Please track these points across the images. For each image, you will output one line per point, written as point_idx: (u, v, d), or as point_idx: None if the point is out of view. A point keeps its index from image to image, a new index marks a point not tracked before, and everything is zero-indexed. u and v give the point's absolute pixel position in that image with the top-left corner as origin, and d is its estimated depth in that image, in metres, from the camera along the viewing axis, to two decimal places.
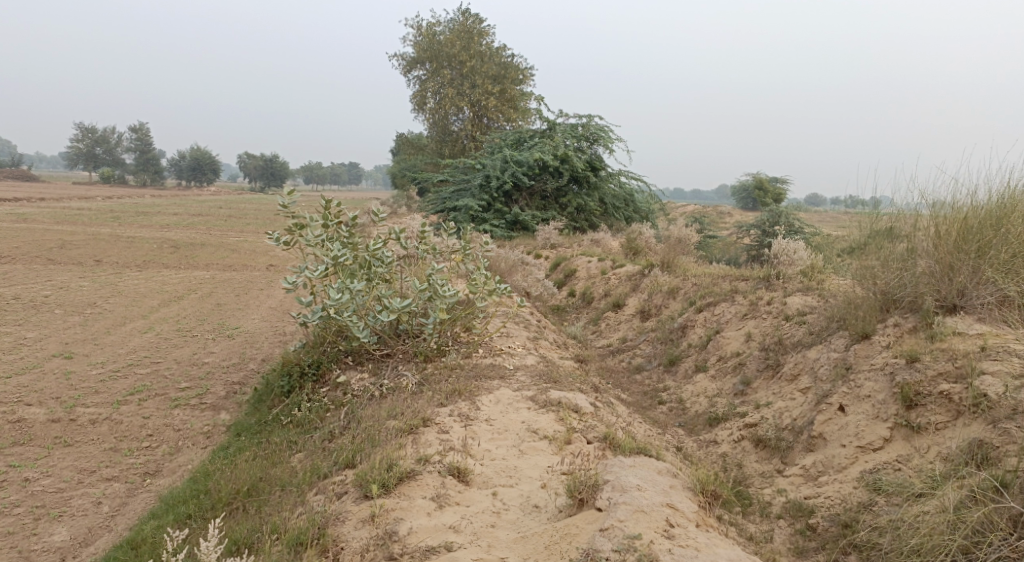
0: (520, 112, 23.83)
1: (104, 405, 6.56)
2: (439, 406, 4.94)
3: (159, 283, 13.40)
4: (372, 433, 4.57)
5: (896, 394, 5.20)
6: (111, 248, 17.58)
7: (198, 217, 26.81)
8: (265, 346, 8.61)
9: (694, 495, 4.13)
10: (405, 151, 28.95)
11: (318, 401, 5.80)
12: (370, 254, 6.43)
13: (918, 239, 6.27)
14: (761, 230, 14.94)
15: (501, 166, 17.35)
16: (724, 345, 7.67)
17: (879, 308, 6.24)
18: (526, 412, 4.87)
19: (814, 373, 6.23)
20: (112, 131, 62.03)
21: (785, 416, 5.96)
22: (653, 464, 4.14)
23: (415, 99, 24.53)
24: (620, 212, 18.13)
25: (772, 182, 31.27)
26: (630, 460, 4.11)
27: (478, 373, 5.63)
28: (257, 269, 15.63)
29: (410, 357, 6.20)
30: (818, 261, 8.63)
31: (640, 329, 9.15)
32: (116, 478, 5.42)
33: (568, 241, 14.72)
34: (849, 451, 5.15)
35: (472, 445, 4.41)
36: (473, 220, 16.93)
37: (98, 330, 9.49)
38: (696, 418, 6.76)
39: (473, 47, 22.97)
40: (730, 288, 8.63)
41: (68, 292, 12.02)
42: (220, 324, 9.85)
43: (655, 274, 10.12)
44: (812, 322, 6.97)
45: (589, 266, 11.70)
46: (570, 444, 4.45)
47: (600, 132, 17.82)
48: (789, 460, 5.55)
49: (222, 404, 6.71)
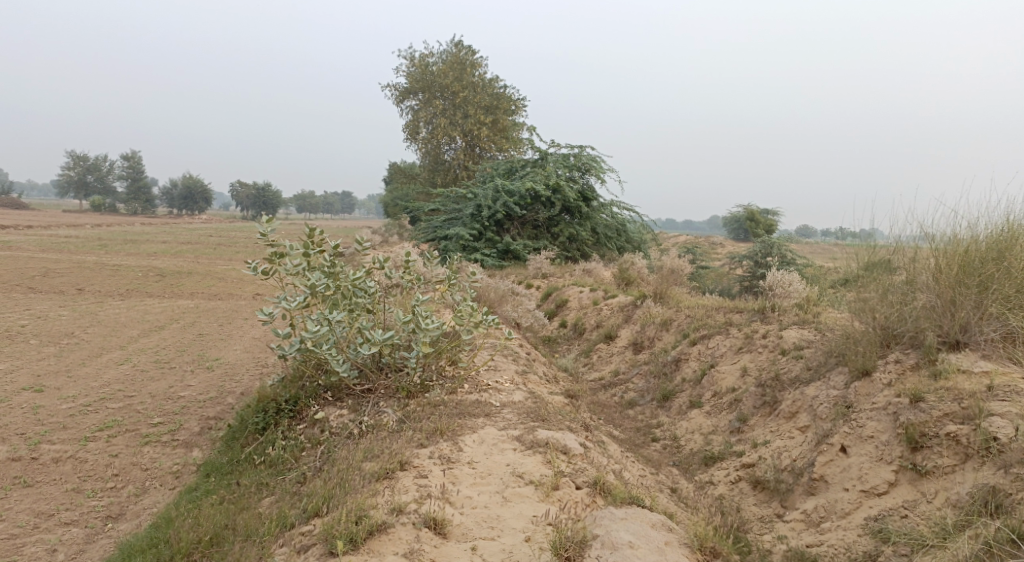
0: (512, 142, 23.83)
1: (70, 442, 6.24)
2: (419, 447, 4.66)
3: (140, 312, 13.07)
4: (345, 478, 4.28)
5: (900, 436, 4.95)
6: (95, 277, 17.26)
7: (187, 246, 26.52)
8: (245, 379, 8.30)
9: (692, 552, 3.85)
10: (397, 180, 28.85)
11: (293, 439, 5.50)
12: (352, 283, 6.18)
13: (918, 273, 6.09)
14: (754, 261, 14.80)
15: (493, 196, 17.21)
16: (719, 380, 7.42)
17: (879, 343, 6.02)
18: (511, 454, 4.59)
19: (813, 411, 5.99)
20: (104, 159, 61.91)
21: (784, 456, 5.70)
22: (647, 517, 3.88)
23: (408, 128, 24.47)
24: (613, 242, 18.00)
25: (764, 213, 31.37)
26: (621, 512, 3.91)
27: (462, 410, 5.35)
28: (243, 298, 15.32)
29: (391, 392, 5.90)
30: (814, 293, 8.45)
31: (633, 361, 8.91)
32: (76, 522, 5.10)
33: (560, 271, 14.52)
34: (853, 496, 4.89)
35: (452, 491, 4.13)
36: (463, 250, 16.71)
37: (73, 361, 9.15)
38: (690, 457, 6.49)
39: (466, 78, 23.00)
40: (724, 320, 8.41)
41: (46, 322, 11.68)
42: (201, 355, 9.53)
43: (647, 305, 9.90)
44: (810, 357, 6.75)
45: (581, 296, 11.47)
46: (557, 490, 4.18)
47: (592, 162, 17.74)
48: (789, 503, 5.28)
49: (195, 440, 6.40)
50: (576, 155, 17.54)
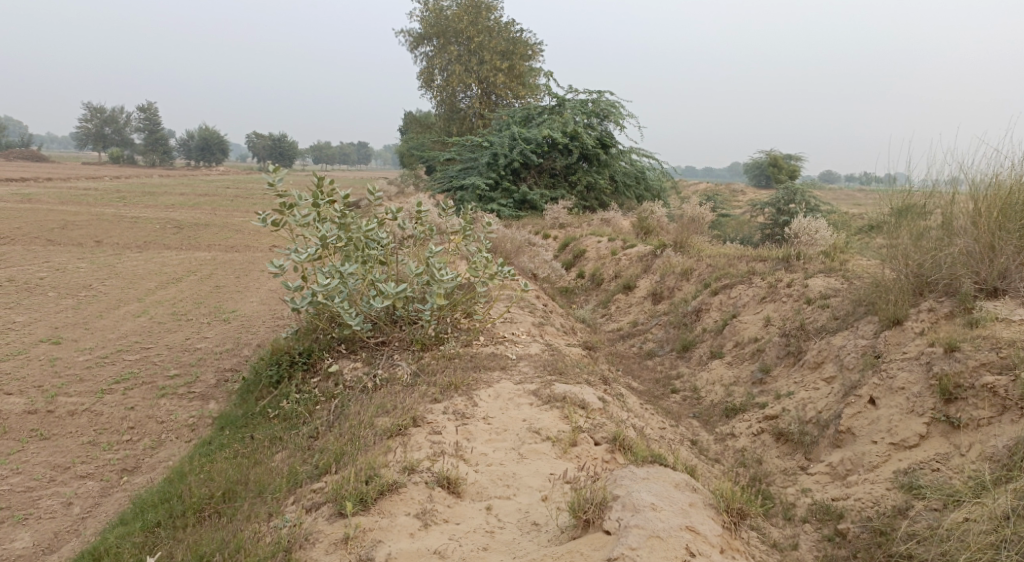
0: (529, 88, 23.26)
1: (88, 394, 6.23)
2: (433, 402, 4.55)
3: (158, 264, 13.04)
4: (356, 434, 4.18)
5: (933, 388, 4.76)
6: (113, 229, 17.28)
7: (205, 198, 26.46)
8: (261, 331, 8.24)
9: (716, 514, 3.73)
10: (413, 129, 28.42)
11: (307, 393, 5.42)
12: (363, 235, 6.03)
13: (955, 217, 5.80)
14: (776, 208, 14.44)
15: (509, 143, 16.86)
16: (741, 330, 7.24)
17: (911, 291, 5.77)
18: (527, 409, 4.47)
19: (839, 361, 5.80)
20: (121, 111, 61.80)
21: (809, 408, 5.54)
22: (670, 477, 3.71)
23: (423, 76, 23.94)
24: (631, 190, 17.65)
25: (786, 158, 30.73)
26: (643, 471, 3.69)
27: (478, 363, 5.23)
28: (259, 249, 15.26)
29: (406, 345, 5.79)
30: (841, 241, 8.16)
31: (652, 312, 8.73)
32: (92, 475, 5.10)
33: (578, 220, 14.25)
34: (881, 449, 4.73)
35: (466, 448, 4.03)
36: (480, 200, 16.46)
37: (90, 313, 9.14)
38: (711, 409, 6.35)
39: (480, 22, 22.35)
40: (747, 269, 8.17)
41: (64, 274, 11.69)
42: (217, 308, 9.49)
43: (667, 255, 9.66)
44: (837, 306, 6.53)
45: (599, 246, 11.25)
46: (575, 446, 4.06)
47: (611, 108, 17.27)
48: (813, 456, 5.14)
49: (211, 393, 6.36)
50: (594, 100, 17.07)
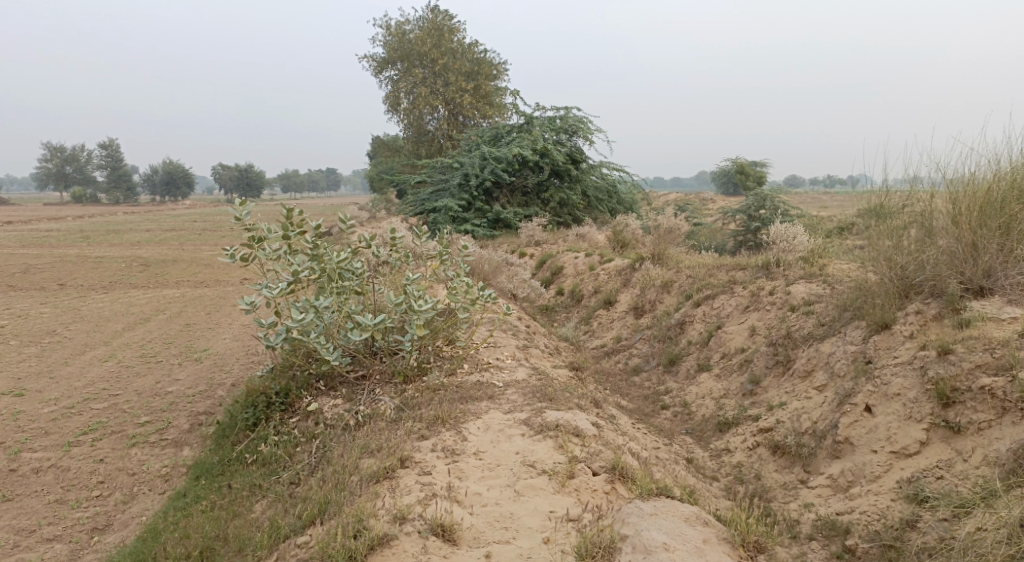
0: (496, 108, 23.26)
1: (53, 449, 5.92)
2: (420, 439, 4.35)
3: (125, 305, 12.66)
4: (341, 480, 3.97)
5: (929, 392, 4.68)
6: (77, 270, 16.81)
7: (172, 232, 25.99)
8: (235, 369, 7.96)
9: (734, 549, 3.74)
10: (381, 154, 28.25)
11: (287, 434, 5.18)
12: (336, 265, 5.82)
13: (935, 217, 5.77)
14: (747, 214, 14.51)
15: (480, 163, 16.75)
16: (727, 341, 7.13)
17: (897, 294, 5.70)
18: (520, 440, 4.29)
19: (830, 368, 5.71)
20: (82, 149, 60.80)
21: (804, 419, 5.42)
22: (679, 509, 3.67)
23: (389, 100, 23.80)
24: (604, 204, 17.62)
25: (752, 165, 31.07)
26: (651, 506, 3.66)
27: (464, 394, 5.03)
28: (230, 283, 14.92)
29: (388, 378, 5.57)
30: (819, 245, 8.13)
31: (635, 327, 8.60)
32: (59, 537, 4.81)
33: (553, 236, 14.17)
34: (882, 458, 4.62)
35: (460, 488, 3.83)
36: (453, 221, 16.28)
37: (55, 361, 8.77)
38: (703, 424, 6.22)
39: (444, 44, 22.30)
40: (728, 279, 8.09)
41: (27, 320, 11.28)
42: (188, 347, 9.18)
43: (646, 268, 9.56)
44: (822, 312, 6.46)
45: (576, 262, 11.14)
46: (573, 478, 3.89)
47: (579, 123, 17.26)
48: (812, 468, 5.02)
49: (185, 438, 6.08)
50: (562, 116, 17.06)
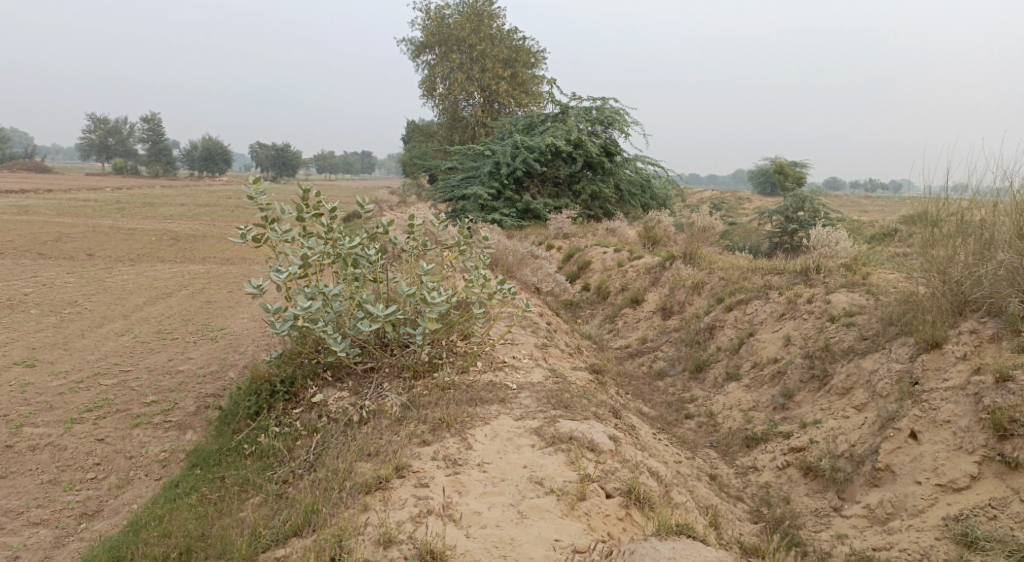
0: (532, 96, 22.81)
1: (55, 425, 5.74)
2: (421, 445, 4.07)
3: (149, 278, 12.58)
4: (334, 488, 3.71)
5: (983, 422, 4.27)
6: (107, 241, 16.83)
7: (204, 208, 26.05)
8: (249, 350, 7.73)
9: None
10: (414, 138, 28.02)
11: (288, 426, 4.93)
12: (348, 251, 5.54)
13: (998, 229, 5.31)
14: (784, 216, 14.02)
15: (512, 152, 16.39)
16: (759, 350, 6.73)
17: (951, 310, 5.26)
18: (530, 452, 3.99)
19: (870, 387, 5.30)
20: (125, 122, 61.74)
21: (840, 441, 5.04)
22: (699, 543, 3.35)
23: (425, 84, 23.53)
24: (636, 199, 17.18)
25: (792, 166, 30.23)
26: (670, 539, 3.33)
27: (474, 395, 4.73)
28: (255, 261, 14.79)
29: (397, 372, 5.28)
30: (862, 252, 7.68)
31: (662, 328, 8.22)
32: (46, 522, 4.63)
33: (582, 229, 13.78)
34: (926, 491, 4.24)
35: (460, 504, 3.54)
36: (482, 209, 15.95)
37: (71, 333, 8.65)
38: (729, 437, 5.84)
39: (483, 30, 21.94)
40: (763, 282, 7.66)
41: (51, 290, 11.22)
42: (205, 326, 9.00)
43: (676, 267, 9.16)
44: (864, 325, 6.03)
45: (604, 257, 10.76)
46: (584, 500, 3.58)
47: (616, 115, 16.80)
48: (847, 496, 4.64)
49: (189, 421, 5.87)
50: (599, 107, 16.64)
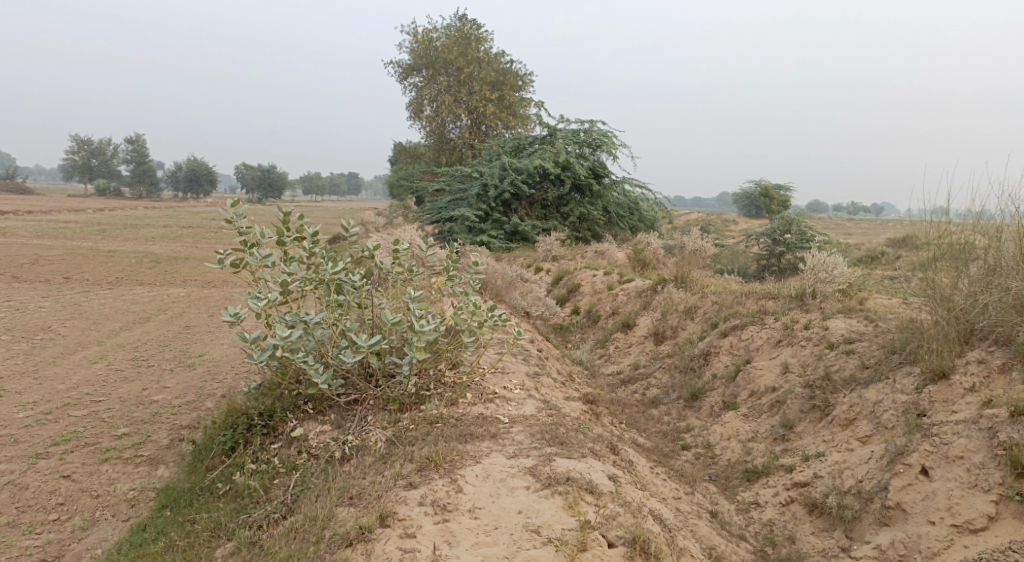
0: (519, 118, 22.73)
1: (19, 460, 5.42)
2: (407, 488, 3.82)
3: (127, 302, 12.22)
4: (313, 541, 3.46)
5: (999, 459, 4.10)
6: (86, 264, 16.43)
7: (188, 229, 25.68)
8: (228, 378, 7.41)
9: None
10: (401, 160, 27.87)
11: (265, 463, 4.68)
12: (331, 277, 5.28)
13: (1004, 257, 5.15)
14: (771, 238, 13.86)
15: (499, 174, 16.22)
16: (757, 377, 6.52)
17: (957, 339, 5.08)
18: (524, 494, 3.75)
19: (875, 419, 5.11)
20: (108, 143, 61.28)
21: (846, 476, 4.82)
22: None
23: (412, 106, 23.43)
24: (624, 221, 17.06)
25: (777, 189, 30.32)
26: None
27: (464, 430, 4.48)
28: (237, 285, 14.46)
29: (382, 404, 5.00)
30: (857, 276, 7.50)
31: (655, 354, 8.00)
32: None
33: (571, 252, 13.61)
34: (941, 532, 4.05)
35: (451, 557, 3.29)
36: (469, 231, 15.75)
37: (42, 360, 8.30)
38: (729, 470, 5.61)
39: (470, 53, 21.91)
40: (758, 307, 7.47)
41: (24, 315, 10.85)
42: (183, 352, 8.67)
43: (668, 291, 8.95)
44: (865, 353, 5.85)
45: (594, 280, 10.55)
46: (585, 551, 3.34)
47: (603, 138, 16.71)
48: (855, 535, 4.43)
49: (162, 456, 5.55)
50: (587, 130, 16.56)
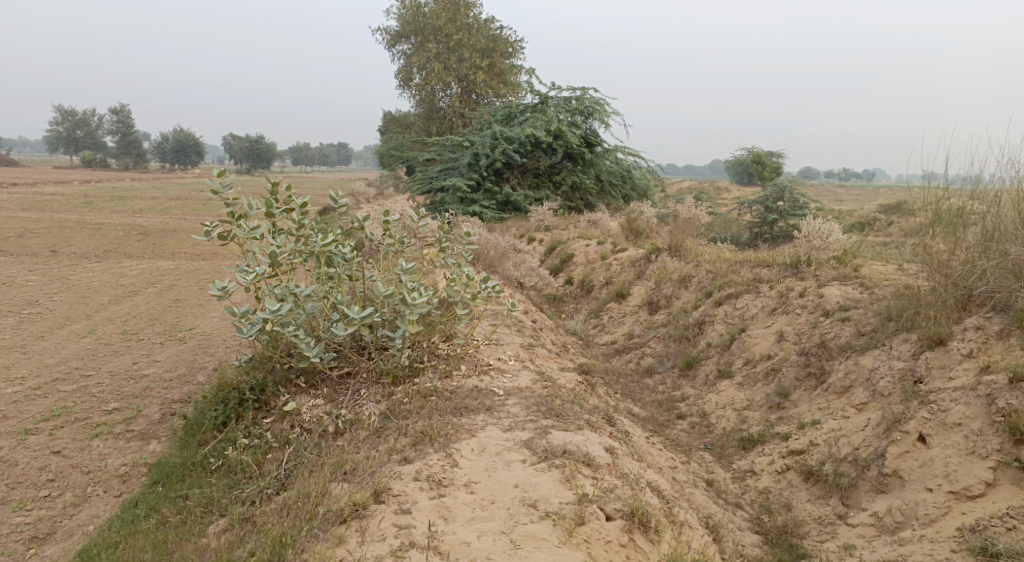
0: (510, 86, 22.41)
1: (7, 437, 5.34)
2: (402, 463, 3.77)
3: (116, 276, 12.07)
4: (306, 518, 3.41)
5: (997, 425, 4.08)
6: (73, 237, 16.21)
7: (176, 201, 25.35)
8: (219, 352, 7.32)
9: None
10: (390, 129, 27.54)
11: (257, 438, 4.61)
12: (321, 249, 5.17)
13: (1004, 223, 5.08)
14: (763, 205, 13.78)
15: (490, 143, 16.00)
16: (752, 346, 6.49)
17: (955, 306, 5.04)
18: (520, 468, 3.71)
19: (871, 386, 5.08)
20: (93, 114, 60.28)
21: (842, 443, 4.81)
22: None
23: (401, 74, 23.06)
24: (617, 190, 16.93)
25: (770, 156, 30.16)
26: None
27: (458, 404, 4.42)
28: (228, 256, 14.30)
29: (375, 377, 4.92)
30: (852, 243, 7.44)
31: (649, 323, 7.95)
32: None
33: (564, 221, 13.49)
34: (939, 499, 4.04)
35: (447, 532, 3.25)
36: (461, 202, 15.60)
37: (30, 335, 8.18)
38: (724, 438, 5.59)
39: (459, 19, 21.49)
40: (752, 275, 7.41)
41: (11, 289, 10.69)
42: (173, 326, 8.56)
43: (662, 260, 8.88)
44: (861, 320, 5.81)
45: (587, 250, 10.46)
46: (583, 525, 3.31)
47: (596, 105, 16.50)
48: (852, 503, 4.43)
49: (153, 431, 5.48)
50: (578, 97, 16.34)
